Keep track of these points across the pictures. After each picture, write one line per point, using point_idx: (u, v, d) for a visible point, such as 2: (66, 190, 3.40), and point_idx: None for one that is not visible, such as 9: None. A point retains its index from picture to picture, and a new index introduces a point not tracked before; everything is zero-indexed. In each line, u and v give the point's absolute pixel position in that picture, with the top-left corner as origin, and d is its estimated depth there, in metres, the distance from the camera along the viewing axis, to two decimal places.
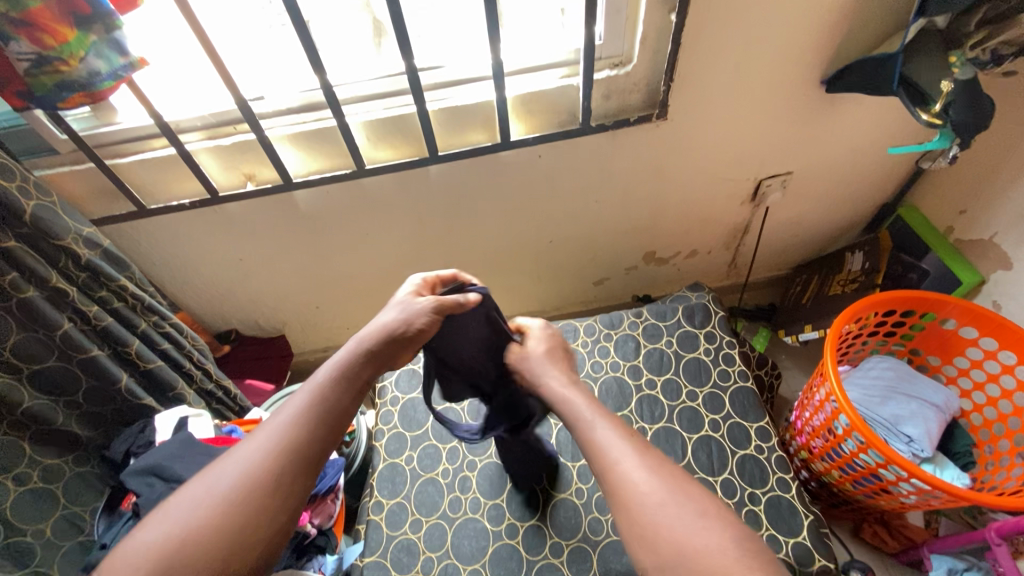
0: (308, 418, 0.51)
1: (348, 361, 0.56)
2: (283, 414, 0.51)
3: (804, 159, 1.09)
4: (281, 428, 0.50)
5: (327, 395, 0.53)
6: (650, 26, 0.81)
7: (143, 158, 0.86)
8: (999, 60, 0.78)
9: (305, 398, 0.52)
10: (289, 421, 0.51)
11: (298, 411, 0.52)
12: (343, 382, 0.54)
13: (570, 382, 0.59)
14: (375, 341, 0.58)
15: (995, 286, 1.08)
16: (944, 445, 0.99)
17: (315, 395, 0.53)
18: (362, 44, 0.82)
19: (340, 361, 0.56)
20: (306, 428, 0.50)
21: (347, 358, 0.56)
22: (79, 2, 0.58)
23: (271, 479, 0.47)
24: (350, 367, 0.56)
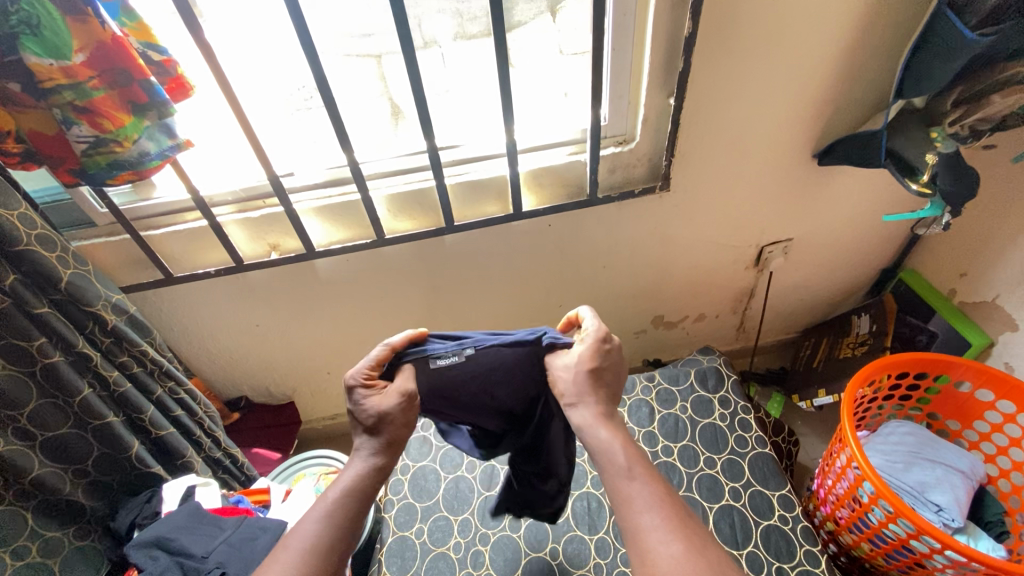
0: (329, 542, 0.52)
1: (356, 482, 0.57)
2: (300, 540, 0.51)
3: (802, 227, 1.14)
4: (303, 553, 0.50)
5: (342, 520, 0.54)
6: (651, 108, 0.89)
7: (176, 229, 0.91)
8: (977, 135, 0.84)
9: (323, 520, 0.53)
10: (313, 546, 0.51)
11: (316, 535, 0.52)
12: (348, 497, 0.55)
13: (597, 419, 0.58)
14: (380, 456, 0.59)
15: (1005, 348, 1.09)
16: (974, 514, 0.95)
17: (333, 519, 0.53)
18: (382, 125, 0.90)
19: (352, 480, 0.57)
20: (326, 556, 0.51)
21: (361, 476, 0.57)
22: (138, 92, 0.65)
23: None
24: (356, 486, 0.57)
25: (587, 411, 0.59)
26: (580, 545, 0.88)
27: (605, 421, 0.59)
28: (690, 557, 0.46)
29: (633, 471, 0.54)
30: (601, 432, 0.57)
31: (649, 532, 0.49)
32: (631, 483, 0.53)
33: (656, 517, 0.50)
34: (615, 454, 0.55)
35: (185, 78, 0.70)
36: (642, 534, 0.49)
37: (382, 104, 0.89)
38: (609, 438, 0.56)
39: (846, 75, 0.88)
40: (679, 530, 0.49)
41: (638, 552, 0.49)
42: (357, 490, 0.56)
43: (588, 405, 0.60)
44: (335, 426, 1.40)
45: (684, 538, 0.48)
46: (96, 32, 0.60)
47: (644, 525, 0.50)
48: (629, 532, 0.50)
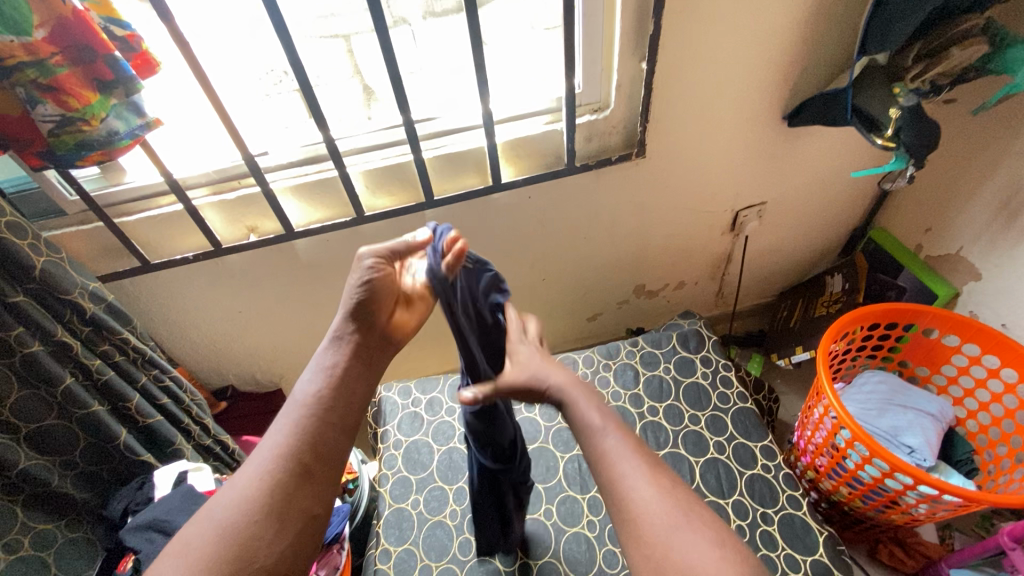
0: (304, 426, 0.55)
1: (317, 369, 0.59)
2: (282, 423, 0.56)
3: (775, 189, 1.17)
4: (278, 440, 0.54)
5: (316, 403, 0.56)
6: (624, 73, 0.89)
7: (150, 215, 0.90)
8: (937, 90, 0.86)
9: (296, 409, 0.56)
10: (287, 431, 0.55)
11: (293, 422, 0.55)
12: (317, 375, 0.58)
13: (573, 380, 0.55)
14: (352, 338, 0.60)
15: (970, 297, 1.13)
16: (945, 454, 1.01)
17: (301, 405, 0.56)
18: (356, 103, 0.90)
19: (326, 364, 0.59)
20: (301, 437, 0.55)
21: (335, 359, 0.59)
22: (103, 68, 0.63)
23: (279, 492, 0.52)
24: (335, 367, 0.58)
25: (560, 372, 0.55)
26: (573, 504, 0.91)
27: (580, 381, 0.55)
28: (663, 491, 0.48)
29: (608, 420, 0.52)
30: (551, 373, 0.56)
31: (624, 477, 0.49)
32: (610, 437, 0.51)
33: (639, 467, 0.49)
34: (584, 406, 0.53)
35: (150, 54, 0.68)
36: (616, 483, 0.48)
37: (354, 84, 0.88)
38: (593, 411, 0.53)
39: (812, 34, 0.90)
40: (656, 474, 0.48)
41: (616, 498, 0.48)
42: (336, 372, 0.58)
43: (561, 370, 0.56)
44: None
45: (658, 482, 0.48)
46: (56, 7, 0.58)
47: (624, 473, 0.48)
48: (606, 480, 0.49)
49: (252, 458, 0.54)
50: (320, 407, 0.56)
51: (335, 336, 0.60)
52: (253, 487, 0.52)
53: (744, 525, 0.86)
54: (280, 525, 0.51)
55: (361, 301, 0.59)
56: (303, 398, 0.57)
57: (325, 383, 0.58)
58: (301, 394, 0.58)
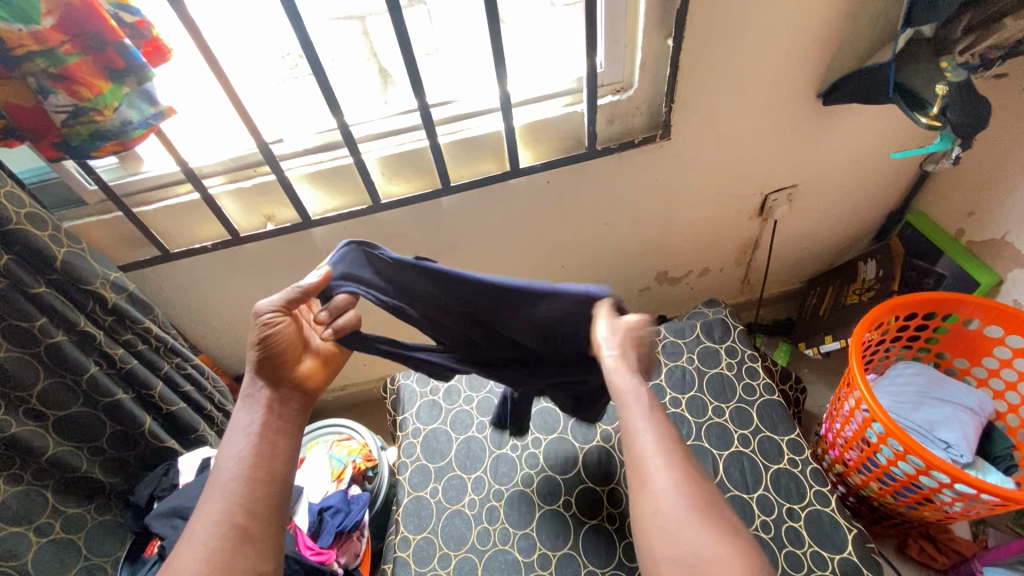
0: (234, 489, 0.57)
1: (238, 432, 0.60)
2: (216, 489, 0.57)
3: (807, 172, 1.11)
4: (210, 510, 0.55)
5: (246, 463, 0.58)
6: (648, 51, 0.85)
7: (167, 204, 0.89)
8: (988, 64, 0.81)
9: (226, 474, 0.57)
10: (218, 505, 0.55)
11: (223, 489, 0.57)
12: (240, 437, 0.60)
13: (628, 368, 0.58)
14: (262, 393, 0.62)
15: (1014, 285, 1.07)
16: (983, 449, 0.97)
17: (231, 470, 0.58)
18: (370, 88, 0.88)
19: (242, 423, 0.61)
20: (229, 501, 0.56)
21: (249, 416, 0.61)
22: (113, 56, 0.62)
23: (222, 563, 0.52)
24: (252, 423, 0.61)
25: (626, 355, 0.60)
26: (593, 495, 0.90)
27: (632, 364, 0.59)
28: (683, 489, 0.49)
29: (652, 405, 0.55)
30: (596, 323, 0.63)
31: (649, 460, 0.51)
32: (646, 420, 0.53)
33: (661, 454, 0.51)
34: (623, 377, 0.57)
35: (161, 41, 0.67)
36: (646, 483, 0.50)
37: (369, 68, 0.86)
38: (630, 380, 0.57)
39: (851, 5, 0.84)
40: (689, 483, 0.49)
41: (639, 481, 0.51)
42: (251, 428, 0.60)
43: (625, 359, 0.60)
44: (344, 397, 1.42)
45: (683, 472, 0.50)
46: None
47: (645, 452, 0.51)
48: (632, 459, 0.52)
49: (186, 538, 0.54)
50: (248, 469, 0.58)
51: (246, 394, 0.62)
52: (197, 563, 0.52)
53: (768, 521, 0.83)
54: None
55: (266, 351, 0.61)
56: (225, 465, 0.58)
57: (250, 445, 0.59)
58: (224, 458, 0.59)
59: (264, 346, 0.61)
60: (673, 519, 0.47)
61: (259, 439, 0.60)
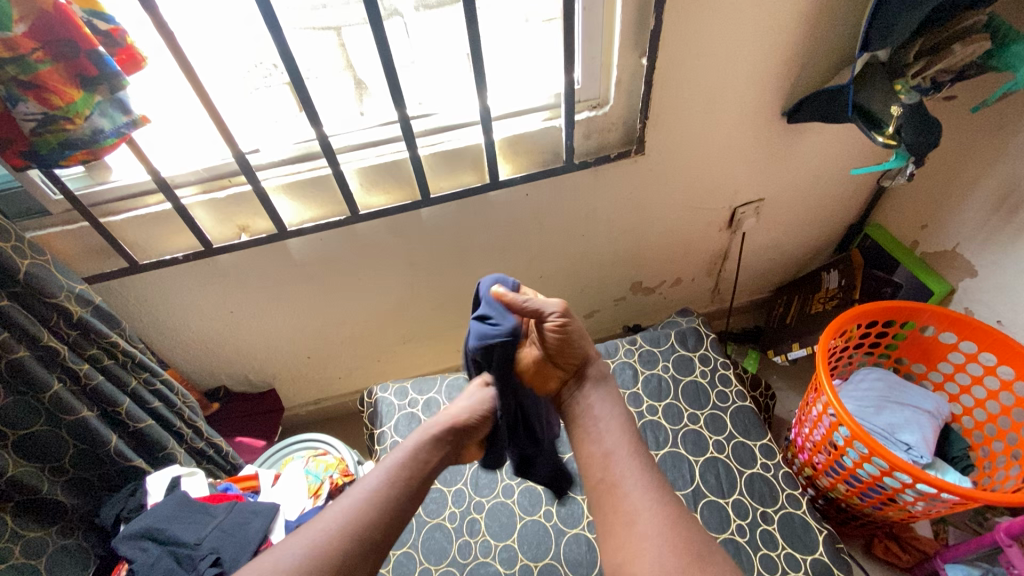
0: (383, 497, 0.64)
1: (402, 465, 0.68)
2: (367, 485, 0.65)
3: (772, 186, 1.16)
4: (358, 497, 0.63)
5: (389, 493, 0.65)
6: (624, 69, 0.88)
7: (137, 214, 0.87)
8: (938, 87, 0.87)
9: (380, 478, 0.66)
10: (376, 483, 0.65)
11: (369, 490, 0.64)
12: (409, 471, 0.68)
13: (614, 406, 0.73)
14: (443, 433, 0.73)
15: (965, 294, 1.14)
16: (941, 450, 1.02)
17: (382, 485, 0.65)
18: (347, 100, 0.88)
19: (412, 447, 0.71)
20: (376, 511, 0.62)
21: (422, 442, 0.71)
22: (86, 64, 0.61)
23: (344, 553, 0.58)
24: (422, 454, 0.70)
25: (613, 404, 0.73)
26: (573, 505, 0.90)
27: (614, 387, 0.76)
28: (672, 533, 0.59)
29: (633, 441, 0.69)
30: (613, 411, 0.72)
31: (645, 512, 0.61)
32: (628, 464, 0.66)
33: (633, 463, 0.66)
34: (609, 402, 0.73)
35: (136, 49, 0.66)
36: (630, 503, 0.62)
37: (345, 78, 0.85)
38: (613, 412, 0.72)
39: (812, 30, 0.89)
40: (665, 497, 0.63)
41: (612, 479, 0.65)
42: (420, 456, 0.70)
43: (613, 391, 0.75)
44: (319, 411, 1.39)
45: (666, 515, 0.61)
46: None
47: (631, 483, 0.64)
48: (607, 480, 0.65)
49: (330, 512, 0.62)
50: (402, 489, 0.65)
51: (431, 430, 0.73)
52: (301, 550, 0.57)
53: (744, 524, 0.86)
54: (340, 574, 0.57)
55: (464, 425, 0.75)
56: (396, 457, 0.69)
57: (386, 483, 0.65)
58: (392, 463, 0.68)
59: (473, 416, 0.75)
60: (647, 535, 0.59)
61: (396, 483, 0.66)
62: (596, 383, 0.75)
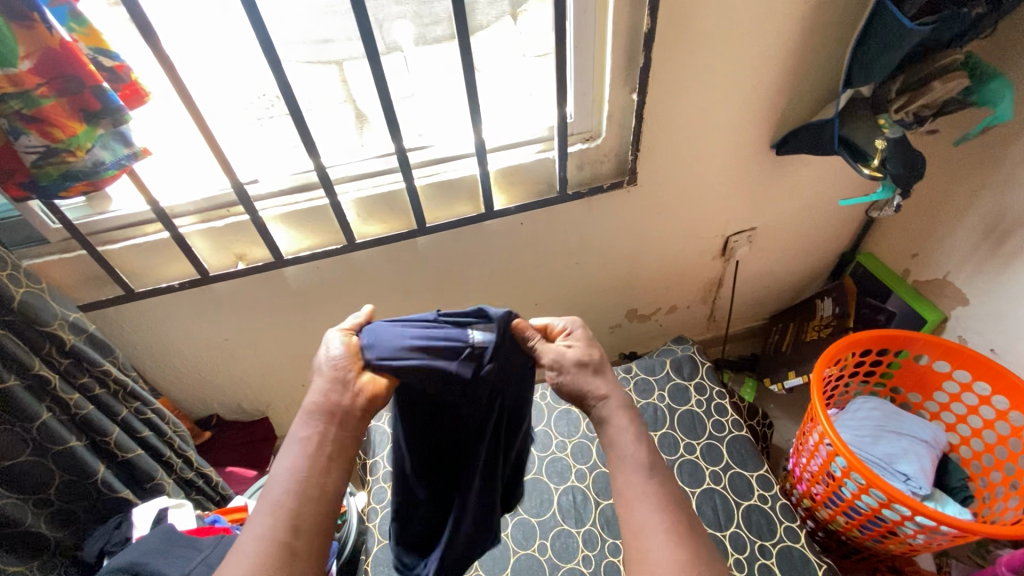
0: (285, 506, 0.50)
1: (290, 458, 0.52)
2: (257, 504, 0.50)
3: (764, 216, 1.18)
4: (258, 520, 0.49)
5: (287, 495, 0.50)
6: (615, 104, 0.90)
7: (135, 243, 0.88)
8: (920, 121, 0.88)
9: (274, 488, 0.51)
10: (268, 499, 0.50)
11: (271, 500, 0.50)
12: (303, 458, 0.52)
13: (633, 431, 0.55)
14: (319, 403, 0.54)
15: (958, 322, 1.14)
16: (941, 481, 1.00)
17: (279, 487, 0.50)
18: (347, 131, 0.90)
19: (295, 438, 0.53)
20: (280, 519, 0.49)
21: (301, 426, 0.54)
22: (89, 99, 0.62)
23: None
24: (305, 433, 0.53)
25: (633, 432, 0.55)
26: (568, 539, 0.89)
27: (628, 406, 0.57)
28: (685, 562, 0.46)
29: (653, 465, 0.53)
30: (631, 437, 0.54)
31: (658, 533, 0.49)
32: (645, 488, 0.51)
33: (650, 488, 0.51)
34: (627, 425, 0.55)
35: (140, 85, 0.68)
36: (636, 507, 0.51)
37: (346, 110, 0.87)
38: (629, 436, 0.54)
39: (796, 67, 0.92)
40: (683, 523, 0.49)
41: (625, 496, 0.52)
42: (306, 439, 0.53)
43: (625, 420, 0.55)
44: None
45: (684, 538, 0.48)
46: (43, 38, 0.57)
47: (646, 525, 0.49)
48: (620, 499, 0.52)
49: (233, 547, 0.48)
50: (303, 487, 0.51)
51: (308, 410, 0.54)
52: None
53: (741, 559, 0.84)
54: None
55: (336, 386, 0.55)
56: (280, 465, 0.52)
57: (280, 488, 0.51)
58: (278, 469, 0.52)
59: (340, 372, 0.55)
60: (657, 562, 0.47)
61: (291, 482, 0.51)
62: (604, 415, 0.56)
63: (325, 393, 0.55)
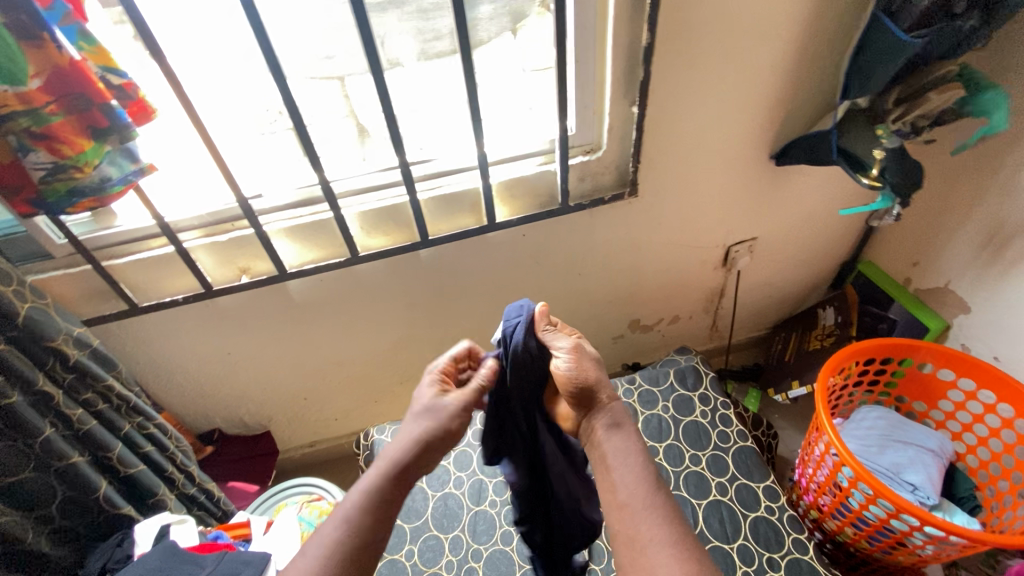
0: (343, 553, 0.57)
1: (361, 506, 0.60)
2: (322, 543, 0.58)
3: (764, 226, 1.19)
4: (314, 562, 0.57)
5: (353, 545, 0.58)
6: (615, 117, 0.91)
7: (139, 258, 0.88)
8: (917, 131, 0.90)
9: (337, 530, 0.59)
10: (333, 537, 0.58)
11: (333, 543, 0.58)
12: (374, 515, 0.60)
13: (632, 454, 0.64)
14: (405, 458, 0.62)
15: (961, 330, 1.14)
16: (948, 490, 1.00)
17: (342, 532, 0.58)
18: (351, 145, 0.90)
19: (370, 483, 0.62)
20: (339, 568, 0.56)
21: (377, 478, 0.62)
22: (98, 116, 0.63)
23: None
24: (380, 488, 0.61)
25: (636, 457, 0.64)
26: (574, 552, 0.88)
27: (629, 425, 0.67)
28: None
29: (654, 490, 0.61)
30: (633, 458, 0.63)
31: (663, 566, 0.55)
32: (650, 518, 0.59)
33: (653, 517, 0.59)
34: (632, 456, 0.64)
35: (147, 102, 0.68)
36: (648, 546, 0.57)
37: (349, 124, 0.88)
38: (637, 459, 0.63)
39: (793, 80, 0.93)
40: (685, 548, 0.57)
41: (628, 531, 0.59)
42: (379, 494, 0.61)
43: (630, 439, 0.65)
44: (314, 454, 1.37)
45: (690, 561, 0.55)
46: (53, 57, 0.58)
47: (655, 538, 0.57)
48: (624, 535, 0.59)
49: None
50: (360, 539, 0.58)
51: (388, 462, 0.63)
52: None
53: (750, 571, 0.83)
54: None
55: (425, 446, 0.63)
56: (352, 503, 0.61)
57: (347, 536, 0.58)
58: (347, 507, 0.60)
59: (433, 437, 0.63)
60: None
61: (353, 530, 0.59)
62: (609, 432, 0.66)
63: (409, 453, 0.63)
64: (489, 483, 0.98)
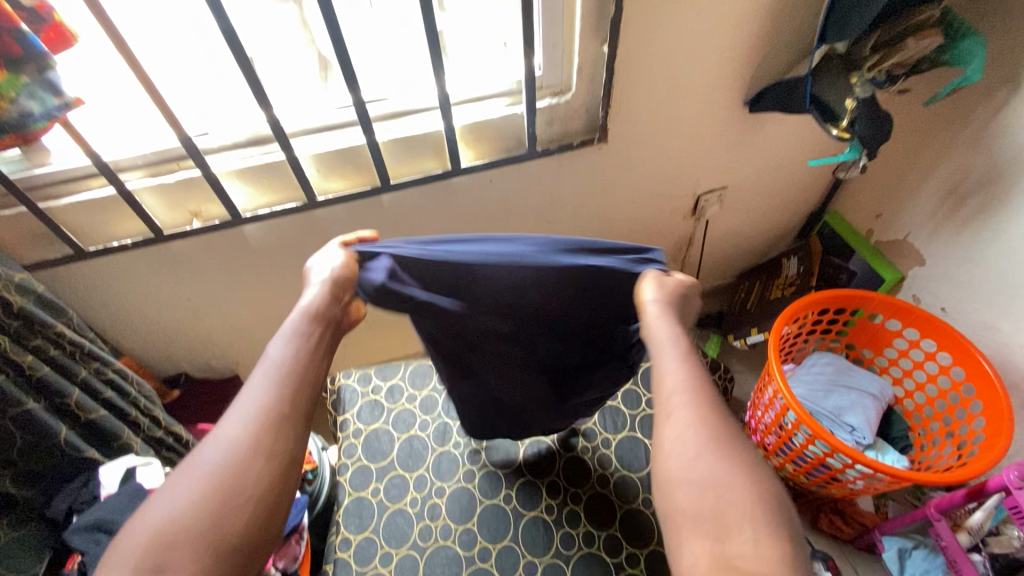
0: (280, 384, 0.51)
1: (288, 340, 0.54)
2: (256, 382, 0.51)
3: (734, 175, 1.18)
4: (253, 397, 0.50)
5: (289, 369, 0.52)
6: (585, 56, 0.87)
7: (80, 200, 0.83)
8: (893, 80, 0.87)
9: (268, 368, 0.52)
10: (267, 376, 0.51)
11: (269, 378, 0.51)
12: (303, 347, 0.54)
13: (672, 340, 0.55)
14: (317, 305, 0.57)
15: (914, 281, 1.18)
16: (883, 431, 1.07)
17: (275, 369, 0.52)
18: (306, 79, 0.85)
19: (291, 325, 0.55)
20: (279, 395, 0.50)
21: (297, 320, 0.56)
22: (9, 43, 0.57)
23: (268, 442, 0.47)
24: (298, 327, 0.55)
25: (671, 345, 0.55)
26: (532, 488, 0.93)
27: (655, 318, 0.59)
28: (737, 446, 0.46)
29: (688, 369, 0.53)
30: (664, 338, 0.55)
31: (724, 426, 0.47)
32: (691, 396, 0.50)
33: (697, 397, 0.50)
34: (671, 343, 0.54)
35: (65, 26, 0.62)
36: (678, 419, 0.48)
37: (303, 58, 0.82)
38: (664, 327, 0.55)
39: (772, 21, 0.89)
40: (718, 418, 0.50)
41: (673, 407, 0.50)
42: (303, 330, 0.55)
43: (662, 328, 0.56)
44: None
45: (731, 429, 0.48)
46: None
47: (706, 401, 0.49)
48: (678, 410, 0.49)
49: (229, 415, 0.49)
50: (297, 369, 0.52)
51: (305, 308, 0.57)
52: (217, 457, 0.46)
53: None
54: (270, 468, 0.46)
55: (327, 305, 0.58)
56: (277, 348, 0.53)
57: (279, 367, 0.52)
58: (273, 354, 0.53)
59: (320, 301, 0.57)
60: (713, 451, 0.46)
61: (288, 367, 0.52)
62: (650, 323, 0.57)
63: (327, 300, 0.58)
64: (453, 425, 1.01)
